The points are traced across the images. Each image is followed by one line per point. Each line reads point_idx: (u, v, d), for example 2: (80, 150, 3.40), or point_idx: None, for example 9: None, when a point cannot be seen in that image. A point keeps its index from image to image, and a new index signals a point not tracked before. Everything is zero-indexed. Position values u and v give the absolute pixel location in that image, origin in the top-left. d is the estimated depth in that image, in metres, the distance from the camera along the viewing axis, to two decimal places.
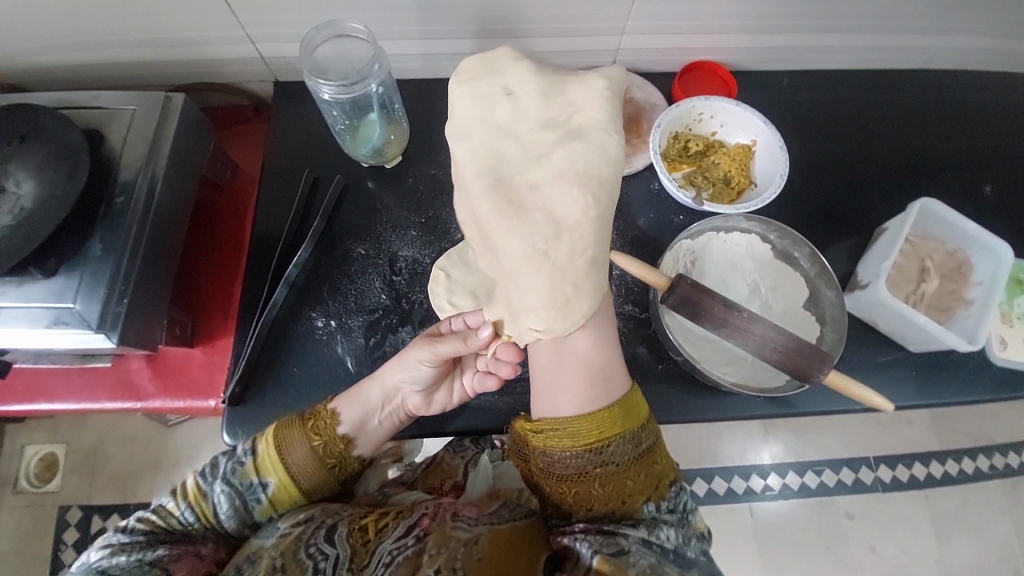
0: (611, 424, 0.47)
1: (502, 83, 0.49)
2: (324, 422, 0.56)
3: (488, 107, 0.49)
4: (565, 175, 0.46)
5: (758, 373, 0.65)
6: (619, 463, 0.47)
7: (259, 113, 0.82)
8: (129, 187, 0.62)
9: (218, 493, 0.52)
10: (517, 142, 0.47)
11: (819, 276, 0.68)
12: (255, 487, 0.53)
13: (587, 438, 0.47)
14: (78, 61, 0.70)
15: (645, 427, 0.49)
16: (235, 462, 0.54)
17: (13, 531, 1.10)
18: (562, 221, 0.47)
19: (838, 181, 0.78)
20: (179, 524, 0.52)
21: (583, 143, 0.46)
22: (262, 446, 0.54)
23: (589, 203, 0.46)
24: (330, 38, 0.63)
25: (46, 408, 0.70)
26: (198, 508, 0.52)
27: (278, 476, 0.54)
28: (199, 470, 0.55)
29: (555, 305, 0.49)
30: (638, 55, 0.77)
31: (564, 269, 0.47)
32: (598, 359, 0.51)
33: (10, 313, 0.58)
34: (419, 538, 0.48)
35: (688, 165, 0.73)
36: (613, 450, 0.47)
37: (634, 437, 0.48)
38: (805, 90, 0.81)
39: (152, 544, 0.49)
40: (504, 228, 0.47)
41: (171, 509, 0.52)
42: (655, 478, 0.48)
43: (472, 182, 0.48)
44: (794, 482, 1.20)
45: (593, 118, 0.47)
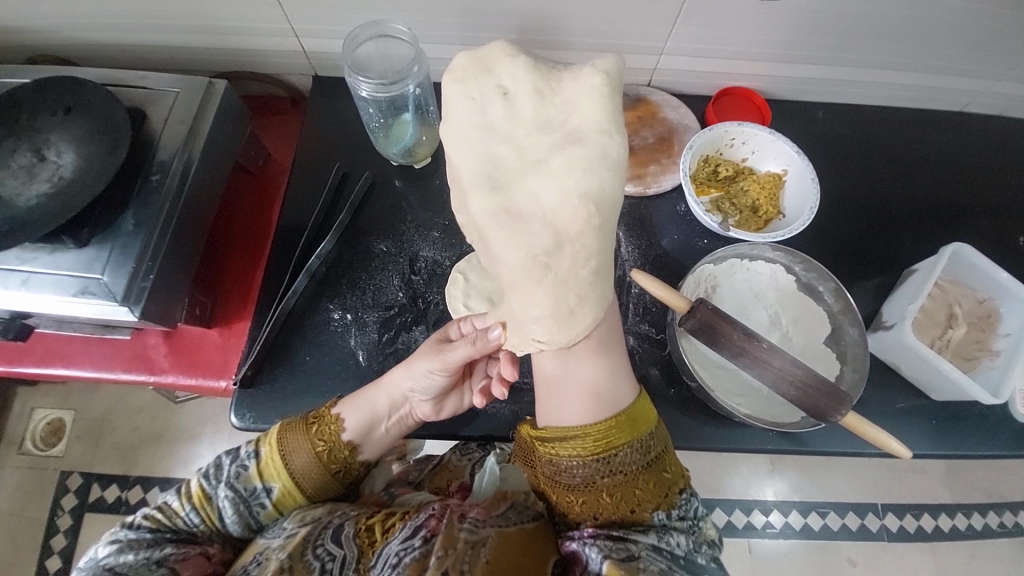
0: (620, 433, 0.47)
1: (496, 82, 0.45)
2: (326, 425, 0.56)
3: (483, 110, 0.45)
4: (561, 180, 0.43)
5: (773, 407, 0.63)
6: (627, 471, 0.46)
7: (295, 106, 0.84)
8: (166, 166, 0.63)
9: (223, 497, 0.53)
10: (511, 147, 0.44)
11: (844, 313, 0.66)
12: (258, 492, 0.53)
13: (595, 448, 0.47)
14: (129, 42, 0.72)
15: (653, 435, 0.48)
16: (240, 466, 0.54)
17: (14, 492, 1.11)
18: (561, 231, 0.44)
19: (866, 218, 0.76)
20: (186, 524, 0.52)
21: (580, 148, 0.42)
22: (265, 450, 0.54)
23: (590, 210, 0.43)
24: (373, 37, 0.64)
25: (62, 373, 0.71)
26: (204, 510, 0.53)
27: (283, 482, 0.54)
28: (204, 471, 0.55)
29: (559, 316, 0.48)
30: (674, 76, 0.77)
31: (567, 279, 0.46)
32: (606, 368, 0.51)
33: (40, 278, 0.59)
34: (426, 540, 0.47)
35: (716, 189, 0.73)
36: (621, 459, 0.47)
37: (642, 446, 0.47)
38: (839, 124, 0.80)
39: (158, 543, 0.49)
40: (502, 238, 0.45)
41: (176, 509, 0.53)
42: (665, 486, 0.47)
43: (467, 191, 0.46)
44: (796, 521, 1.17)
45: (591, 119, 0.42)
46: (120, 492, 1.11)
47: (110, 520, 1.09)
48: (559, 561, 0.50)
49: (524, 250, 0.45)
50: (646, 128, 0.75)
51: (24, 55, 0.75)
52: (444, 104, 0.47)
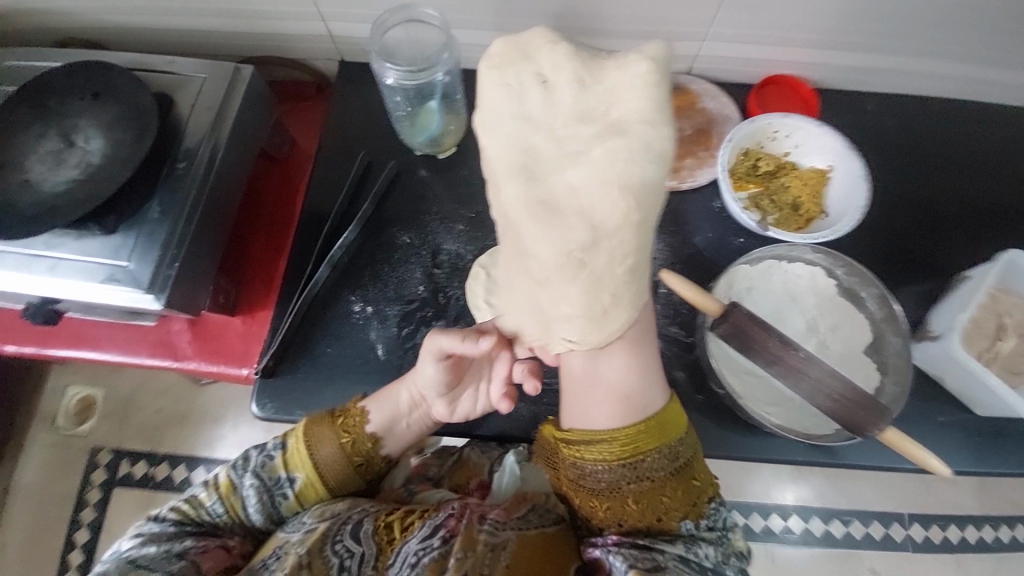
0: (649, 437, 0.45)
1: (535, 66, 0.42)
2: (350, 419, 0.55)
3: (518, 97, 0.42)
4: (602, 173, 0.40)
5: (806, 418, 0.60)
6: (655, 477, 0.45)
7: (321, 91, 0.82)
8: (192, 153, 0.63)
9: (247, 487, 0.53)
10: (549, 138, 0.41)
11: (887, 321, 0.63)
12: (282, 482, 0.53)
13: (622, 452, 0.45)
14: (157, 25, 0.71)
15: (683, 441, 0.46)
16: (265, 456, 0.54)
17: (47, 465, 1.16)
18: (600, 227, 0.41)
19: (916, 219, 0.72)
20: (210, 516, 0.52)
21: (623, 140, 0.39)
22: (290, 441, 0.54)
23: (631, 206, 0.40)
24: (403, 22, 0.61)
25: (90, 356, 0.73)
26: (229, 502, 0.53)
27: (306, 472, 0.53)
28: (231, 463, 0.55)
29: (592, 316, 0.45)
30: (714, 64, 0.72)
31: (602, 277, 0.43)
32: (637, 371, 0.48)
33: (69, 265, 0.60)
34: (445, 540, 0.46)
35: (756, 185, 0.69)
36: (649, 465, 0.45)
37: (671, 452, 0.45)
38: (892, 117, 0.75)
39: (180, 536, 0.50)
40: (538, 233, 0.42)
41: (201, 500, 0.53)
42: (694, 494, 0.45)
43: (501, 182, 0.43)
44: (817, 528, 1.13)
45: (637, 109, 0.39)
46: (147, 468, 1.15)
47: (137, 495, 1.13)
48: (581, 567, 0.49)
49: (559, 246, 0.42)
50: (683, 118, 0.71)
51: (55, 38, 0.75)
52: (477, 90, 0.44)
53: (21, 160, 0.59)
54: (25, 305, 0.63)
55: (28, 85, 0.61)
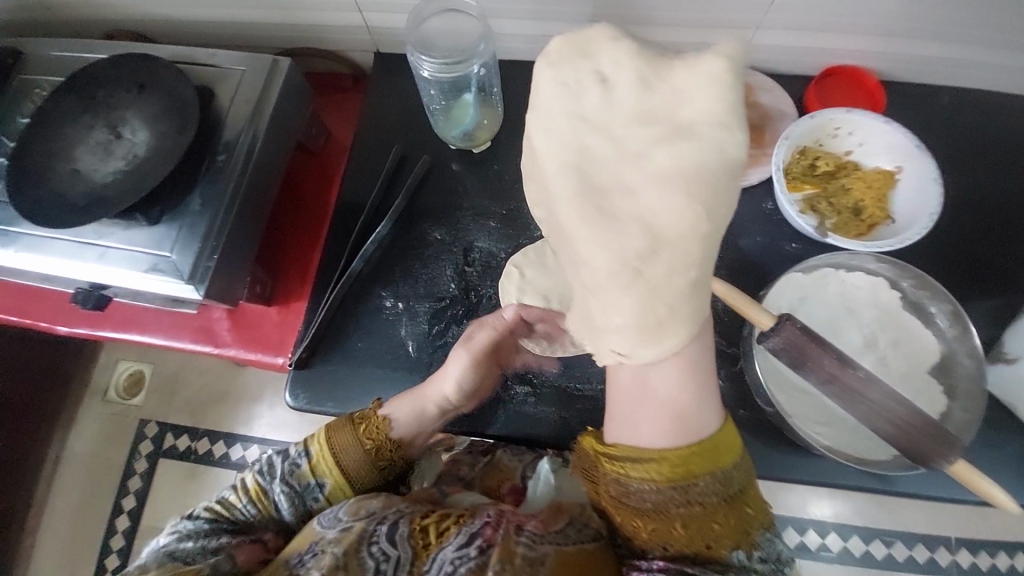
0: (702, 459, 0.42)
1: (593, 65, 0.40)
2: (370, 425, 0.56)
3: (576, 97, 0.40)
4: (663, 176, 0.38)
5: (860, 441, 0.56)
6: (707, 503, 0.42)
7: (357, 84, 0.82)
8: (231, 146, 0.63)
9: (278, 492, 0.54)
10: (605, 138, 0.39)
11: (958, 340, 0.57)
12: (311, 486, 0.54)
13: (671, 474, 0.42)
14: (200, 17, 0.72)
15: (737, 466, 0.43)
16: (292, 463, 0.54)
17: (100, 434, 1.24)
18: (659, 234, 0.39)
19: (995, 227, 0.65)
20: (243, 516, 0.54)
21: (690, 143, 0.37)
22: (314, 449, 0.55)
23: (696, 212, 0.37)
24: (438, 12, 0.59)
25: (137, 339, 0.76)
26: (260, 504, 0.54)
27: (333, 476, 0.54)
28: (259, 467, 0.56)
29: (645, 328, 0.41)
30: (770, 53, 0.67)
31: (659, 286, 0.39)
32: (693, 390, 0.43)
33: (118, 254, 0.62)
34: (482, 550, 0.46)
35: (812, 186, 0.63)
36: (701, 489, 0.42)
37: (724, 477, 0.42)
38: (972, 112, 0.68)
39: (215, 532, 0.52)
40: (591, 236, 0.40)
41: (233, 501, 0.55)
42: (747, 521, 0.43)
43: (553, 184, 0.41)
44: (856, 547, 1.07)
45: (706, 110, 0.36)
46: (189, 442, 1.21)
47: (179, 467, 1.19)
48: None
49: (613, 250, 0.39)
50: None
51: (106, 30, 0.77)
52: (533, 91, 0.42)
53: (74, 151, 0.61)
54: (77, 290, 0.66)
55: (78, 77, 0.63)
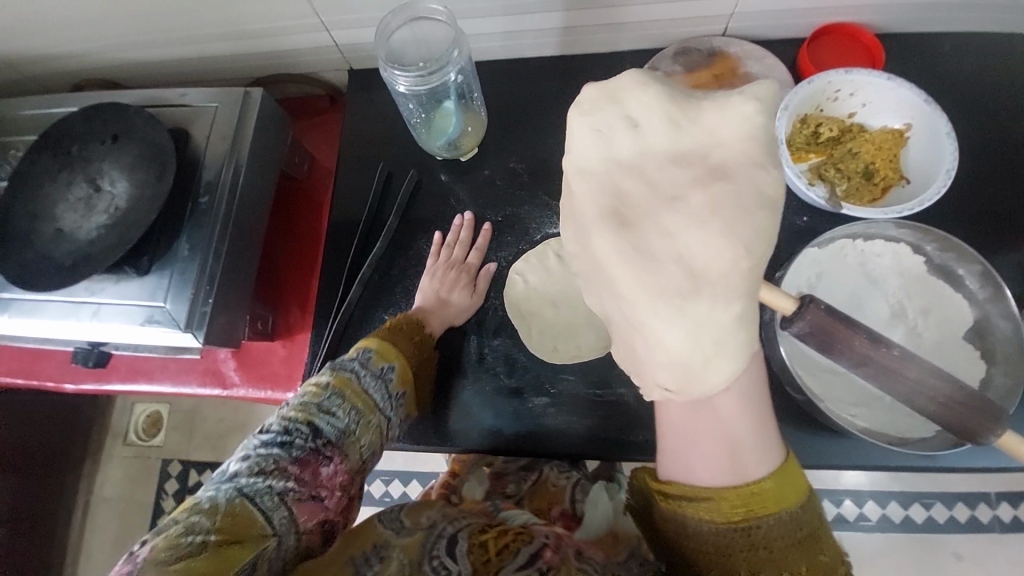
0: (766, 500, 0.38)
1: (622, 109, 0.38)
2: (409, 322, 0.59)
3: (609, 144, 0.38)
4: (703, 217, 0.36)
5: (899, 419, 0.53)
6: (774, 548, 0.38)
7: (335, 103, 0.79)
8: (212, 186, 0.62)
9: (361, 384, 0.52)
10: (640, 180, 0.37)
11: (992, 301, 0.53)
12: (386, 372, 0.54)
13: (731, 515, 0.39)
14: (166, 55, 0.70)
15: (806, 507, 0.39)
16: (364, 359, 0.54)
17: (125, 479, 1.24)
18: (700, 273, 0.36)
19: (1016, 176, 0.61)
20: (326, 417, 0.49)
21: (729, 185, 0.36)
22: (375, 343, 0.56)
23: (739, 251, 0.36)
24: (407, 22, 0.56)
25: (144, 388, 0.75)
26: (348, 397, 0.50)
27: (402, 362, 0.56)
28: (334, 365, 0.53)
29: (693, 366, 0.37)
30: (758, 20, 0.64)
31: (707, 323, 0.37)
32: (750, 418, 0.40)
33: (112, 309, 0.61)
34: (544, 571, 0.42)
35: (817, 154, 0.60)
36: (767, 533, 0.38)
37: (791, 520, 0.38)
38: (978, 56, 0.64)
39: (285, 462, 0.46)
40: (632, 275, 0.37)
41: (308, 407, 0.49)
42: (824, 571, 0.38)
43: (591, 226, 0.38)
44: (896, 513, 1.04)
45: (737, 155, 0.36)
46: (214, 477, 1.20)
47: None
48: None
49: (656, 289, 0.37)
50: (726, 86, 0.63)
51: (74, 78, 0.76)
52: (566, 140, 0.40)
53: (54, 209, 0.59)
54: (77, 349, 0.66)
55: (50, 133, 0.61)
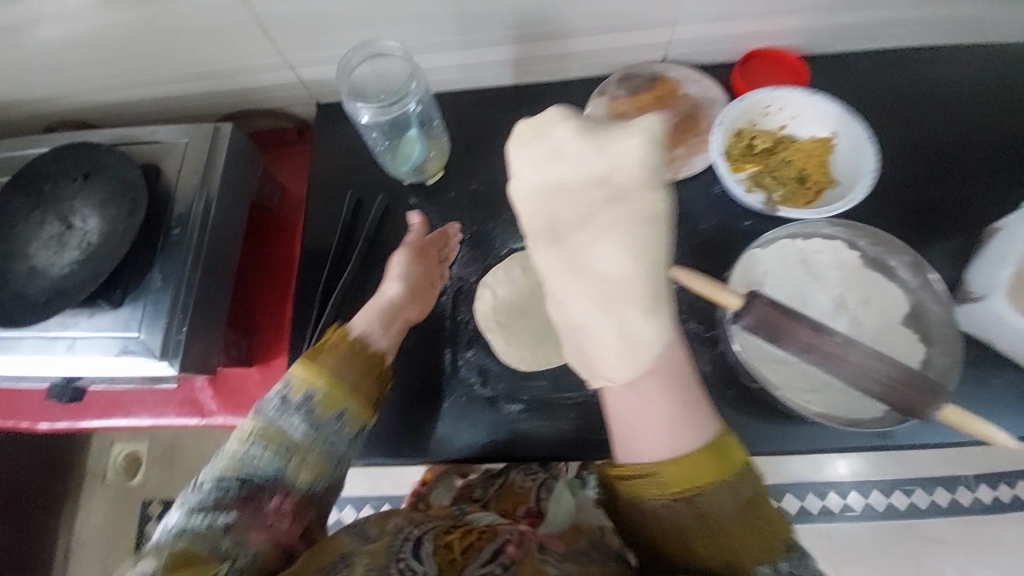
0: (708, 470, 0.40)
1: (545, 142, 0.44)
2: (353, 346, 0.57)
3: (536, 172, 0.44)
4: (614, 226, 0.40)
5: (851, 402, 0.56)
6: (721, 516, 0.40)
7: (304, 135, 0.82)
8: (185, 218, 0.64)
9: (284, 421, 0.51)
10: (563, 202, 0.42)
11: (923, 288, 0.58)
12: (305, 401, 0.52)
13: (685, 489, 0.40)
14: (137, 96, 0.73)
15: (746, 473, 0.41)
16: (283, 393, 0.53)
17: (100, 526, 1.19)
18: (613, 281, 0.40)
19: (934, 174, 0.67)
20: (253, 463, 0.49)
21: (627, 204, 0.40)
22: (318, 387, 0.53)
23: (640, 260, 0.40)
24: (366, 59, 0.61)
25: (121, 423, 0.75)
26: (268, 439, 0.50)
27: (324, 384, 0.53)
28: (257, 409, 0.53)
29: (614, 362, 0.41)
30: (693, 47, 0.70)
31: (630, 317, 0.40)
32: (680, 397, 0.41)
33: (85, 343, 0.62)
34: (508, 567, 0.43)
35: (755, 164, 0.66)
36: (712, 501, 0.40)
37: (736, 487, 0.40)
38: (890, 70, 0.71)
39: (224, 504, 0.46)
40: (569, 283, 0.42)
41: (237, 453, 0.49)
42: (766, 536, 0.41)
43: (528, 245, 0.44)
44: (877, 502, 0.99)
45: (636, 172, 0.40)
46: None
47: None
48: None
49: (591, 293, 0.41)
50: (667, 108, 0.69)
51: (46, 122, 0.78)
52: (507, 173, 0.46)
53: (26, 248, 0.61)
54: (52, 385, 0.66)
55: (22, 175, 0.63)
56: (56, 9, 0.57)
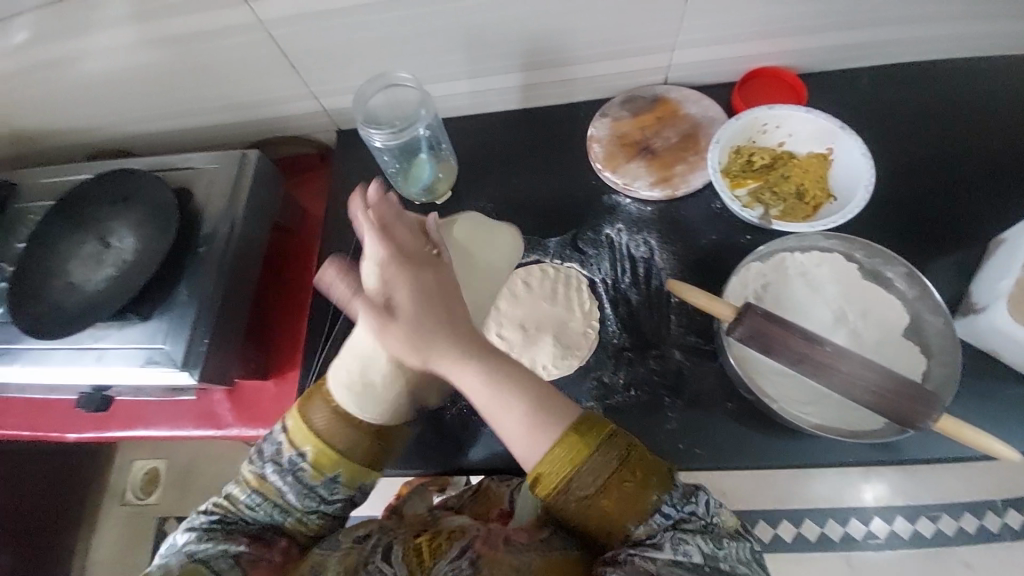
0: (565, 459, 0.44)
1: None
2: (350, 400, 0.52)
3: None
4: (405, 283, 0.45)
5: (851, 415, 0.57)
6: (591, 495, 0.45)
7: (325, 160, 0.87)
8: (211, 237, 0.69)
9: (272, 475, 0.51)
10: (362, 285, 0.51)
11: (921, 298, 0.59)
12: (292, 457, 0.51)
13: (554, 483, 0.45)
14: (172, 126, 0.79)
15: (602, 451, 0.45)
16: (275, 444, 0.52)
17: (122, 539, 1.23)
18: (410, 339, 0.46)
19: (936, 188, 0.68)
20: (250, 508, 0.52)
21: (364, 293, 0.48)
22: (310, 448, 0.50)
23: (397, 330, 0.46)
24: (381, 89, 0.65)
25: (143, 433, 0.79)
26: (263, 490, 0.52)
27: (312, 443, 0.51)
28: (251, 457, 0.53)
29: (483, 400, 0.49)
30: (692, 70, 0.73)
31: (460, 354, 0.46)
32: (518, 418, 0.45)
33: (115, 353, 0.66)
34: (472, 561, 0.48)
35: (754, 179, 0.67)
36: (579, 484, 0.45)
37: (594, 468, 0.44)
38: (890, 87, 0.72)
39: (230, 535, 0.51)
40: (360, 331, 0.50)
41: (239, 496, 0.52)
42: (638, 498, 0.45)
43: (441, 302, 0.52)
44: (904, 529, 0.90)
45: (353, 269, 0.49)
46: None
47: None
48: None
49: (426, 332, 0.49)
50: (668, 127, 0.72)
51: (89, 150, 0.85)
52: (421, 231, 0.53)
53: (67, 265, 0.66)
54: (82, 394, 0.70)
55: (67, 199, 0.69)
56: (103, 48, 0.63)
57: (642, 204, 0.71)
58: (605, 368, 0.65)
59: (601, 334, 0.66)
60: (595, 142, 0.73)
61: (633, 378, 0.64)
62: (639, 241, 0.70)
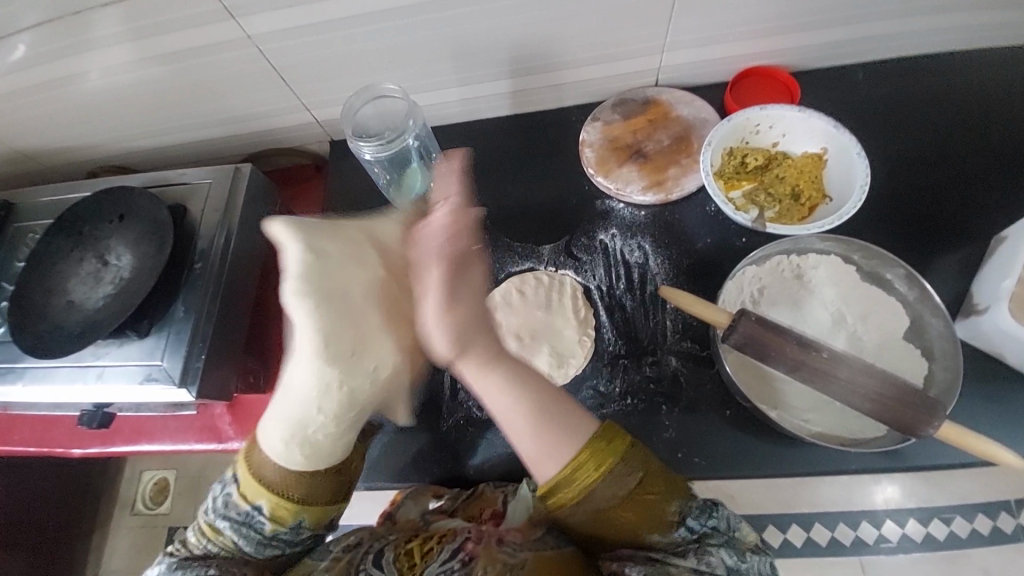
0: (590, 470, 0.44)
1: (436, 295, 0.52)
2: None
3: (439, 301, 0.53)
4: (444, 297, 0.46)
5: (852, 422, 0.56)
6: (612, 505, 0.44)
7: (320, 170, 0.87)
8: (206, 252, 0.69)
9: (226, 526, 0.51)
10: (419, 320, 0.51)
11: (921, 301, 0.58)
12: (250, 513, 0.50)
13: (571, 495, 0.44)
14: (169, 142, 0.80)
15: (626, 462, 0.44)
16: (226, 494, 0.51)
17: (134, 547, 1.25)
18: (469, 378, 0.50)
19: (936, 185, 0.67)
20: (206, 547, 0.52)
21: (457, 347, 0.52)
22: (265, 502, 0.49)
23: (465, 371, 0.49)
24: (369, 100, 0.66)
25: (147, 448, 0.79)
26: (218, 539, 0.51)
27: (267, 498, 0.49)
28: (204, 506, 0.53)
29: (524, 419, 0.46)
30: (685, 71, 0.72)
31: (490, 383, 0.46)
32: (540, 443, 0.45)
33: (115, 370, 0.67)
34: (465, 563, 0.49)
35: (748, 182, 0.66)
36: (603, 494, 0.44)
37: (616, 480, 0.44)
38: (888, 83, 0.71)
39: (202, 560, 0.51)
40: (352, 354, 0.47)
41: (196, 541, 0.53)
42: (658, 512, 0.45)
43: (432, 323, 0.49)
44: (917, 532, 0.84)
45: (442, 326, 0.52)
46: None
47: None
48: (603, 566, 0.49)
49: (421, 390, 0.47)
50: (660, 130, 0.71)
51: (90, 167, 0.86)
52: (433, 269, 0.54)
53: (66, 284, 0.66)
54: (83, 411, 0.71)
55: (64, 219, 0.70)
56: (97, 67, 0.64)
57: (634, 208, 0.71)
58: (600, 377, 0.64)
59: (596, 342, 0.66)
60: (586, 147, 0.72)
61: (629, 386, 0.63)
62: (633, 246, 0.69)
